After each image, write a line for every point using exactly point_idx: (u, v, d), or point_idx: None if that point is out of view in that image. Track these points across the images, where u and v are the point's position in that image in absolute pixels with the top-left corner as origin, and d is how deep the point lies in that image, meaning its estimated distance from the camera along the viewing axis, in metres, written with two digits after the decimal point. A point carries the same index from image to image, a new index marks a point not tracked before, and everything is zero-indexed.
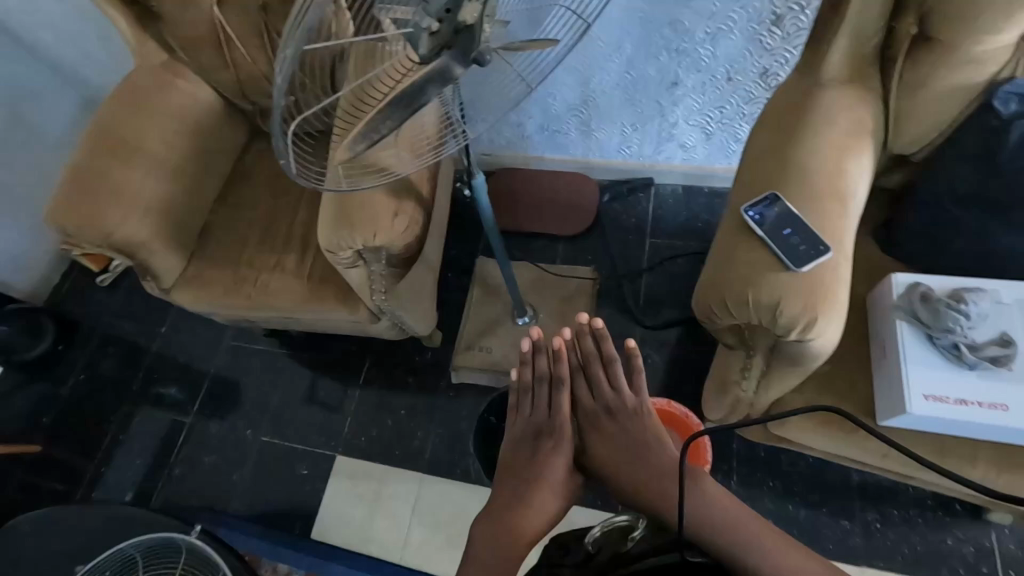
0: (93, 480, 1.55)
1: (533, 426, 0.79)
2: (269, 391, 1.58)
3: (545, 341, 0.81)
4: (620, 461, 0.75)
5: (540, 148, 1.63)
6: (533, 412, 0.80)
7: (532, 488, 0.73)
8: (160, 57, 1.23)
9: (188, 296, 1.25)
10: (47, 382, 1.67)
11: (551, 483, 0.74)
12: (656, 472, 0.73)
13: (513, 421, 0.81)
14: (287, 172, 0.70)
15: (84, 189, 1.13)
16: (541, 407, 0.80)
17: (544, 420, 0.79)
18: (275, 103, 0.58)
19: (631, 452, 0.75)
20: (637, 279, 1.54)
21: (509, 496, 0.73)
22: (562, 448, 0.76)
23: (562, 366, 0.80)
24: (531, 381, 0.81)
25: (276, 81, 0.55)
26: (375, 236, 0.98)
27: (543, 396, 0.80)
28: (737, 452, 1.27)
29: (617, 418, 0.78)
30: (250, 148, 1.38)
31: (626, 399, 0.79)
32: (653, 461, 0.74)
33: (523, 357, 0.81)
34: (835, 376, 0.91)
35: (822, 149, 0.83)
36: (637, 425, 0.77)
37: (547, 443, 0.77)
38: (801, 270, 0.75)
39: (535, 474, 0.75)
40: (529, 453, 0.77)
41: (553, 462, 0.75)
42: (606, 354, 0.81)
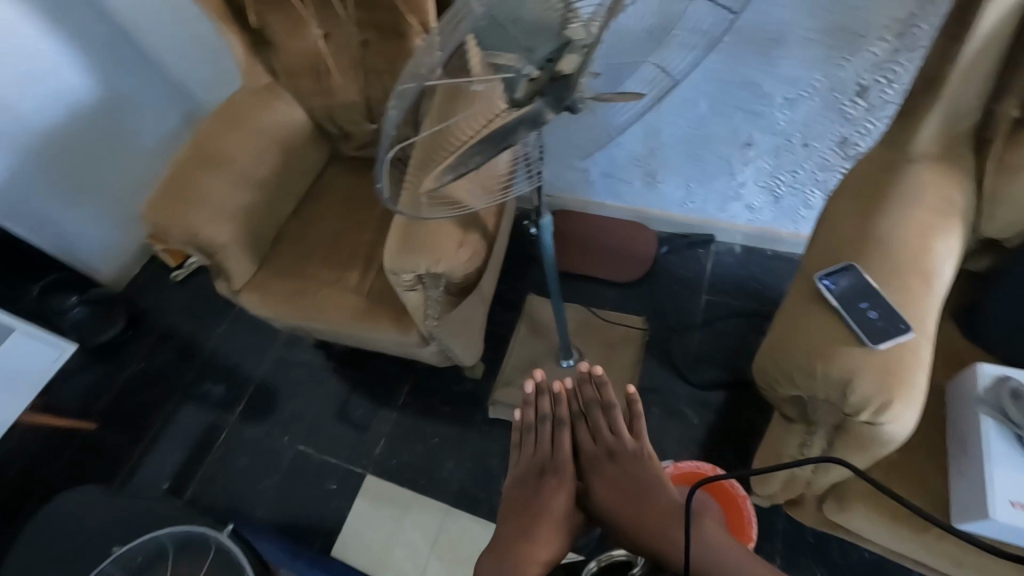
0: (136, 463, 1.61)
1: (535, 464, 0.84)
2: (311, 400, 1.62)
3: (547, 383, 0.88)
4: (623, 502, 0.77)
5: (601, 194, 1.65)
6: (535, 451, 0.85)
7: (534, 524, 0.76)
8: (265, 80, 1.35)
9: (252, 300, 1.31)
10: (111, 364, 1.77)
11: (554, 518, 0.76)
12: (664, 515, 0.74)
13: (517, 459, 0.86)
14: (381, 194, 0.76)
15: (178, 191, 1.22)
16: (544, 446, 0.85)
17: (546, 459, 0.84)
18: (383, 135, 0.61)
19: (635, 493, 0.77)
20: (688, 335, 1.50)
21: (512, 533, 0.76)
22: (563, 486, 0.80)
23: (563, 408, 0.87)
24: (534, 421, 0.87)
25: (388, 113, 0.57)
26: (437, 262, 1.00)
27: (545, 435, 0.86)
28: (783, 533, 1.18)
29: (618, 462, 0.81)
30: (329, 168, 1.47)
31: (627, 443, 0.82)
32: (658, 503, 0.76)
33: (527, 399, 0.87)
34: (905, 465, 0.84)
35: (906, 224, 0.80)
36: (638, 468, 0.80)
37: (550, 481, 0.81)
38: (878, 347, 0.71)
39: (535, 510, 0.78)
40: (531, 490, 0.81)
41: (555, 500, 0.79)
42: (606, 399, 0.86)
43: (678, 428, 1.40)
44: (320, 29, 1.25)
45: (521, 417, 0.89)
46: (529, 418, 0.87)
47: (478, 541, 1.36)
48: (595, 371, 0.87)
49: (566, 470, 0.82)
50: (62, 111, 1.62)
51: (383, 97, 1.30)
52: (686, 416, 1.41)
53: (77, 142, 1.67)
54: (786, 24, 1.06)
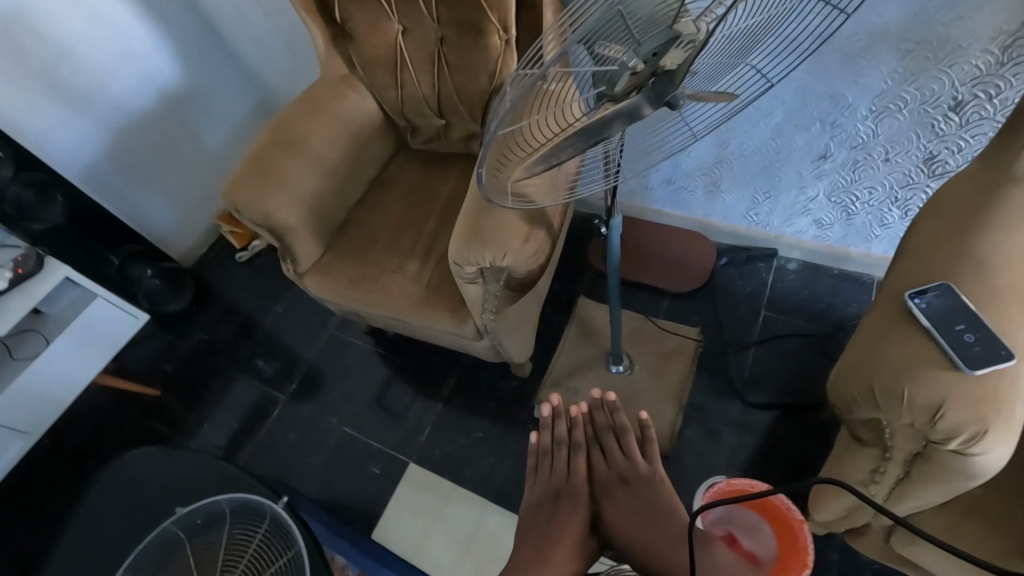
0: (193, 431, 1.69)
1: (553, 488, 0.94)
2: (359, 385, 1.66)
3: (563, 407, 0.99)
4: (635, 526, 0.87)
5: (661, 201, 1.63)
6: (552, 475, 0.95)
7: (549, 547, 0.87)
8: (342, 71, 1.40)
9: (315, 283, 1.36)
10: (176, 335, 1.87)
11: (569, 541, 0.88)
12: (671, 537, 0.85)
13: (537, 483, 0.95)
14: (477, 180, 0.76)
15: (256, 173, 1.28)
16: (558, 469, 0.95)
17: (562, 482, 0.94)
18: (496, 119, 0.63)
19: (647, 518, 0.87)
20: (743, 351, 1.46)
21: (531, 555, 0.86)
22: (578, 510, 0.90)
23: (578, 430, 0.98)
24: (550, 444, 0.98)
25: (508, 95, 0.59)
26: (503, 256, 1.01)
27: (560, 459, 0.96)
28: (837, 565, 1.13)
29: (629, 485, 0.91)
30: (394, 160, 1.51)
31: (639, 467, 0.93)
32: (666, 526, 0.86)
33: (544, 423, 0.99)
34: (988, 501, 0.79)
35: (1009, 246, 0.75)
36: (647, 490, 0.90)
37: (566, 504, 0.91)
38: (974, 372, 0.67)
39: (552, 531, 0.89)
40: (549, 514, 0.91)
41: (571, 523, 0.89)
42: (618, 424, 0.97)
43: (728, 444, 1.35)
44: (399, 23, 1.29)
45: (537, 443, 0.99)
46: (546, 443, 0.98)
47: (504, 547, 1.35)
48: (607, 399, 0.99)
49: (581, 493, 0.92)
50: (151, 92, 1.73)
51: (455, 93, 1.33)
52: (737, 434, 1.36)
53: (163, 125, 1.78)
54: (880, 32, 1.01)
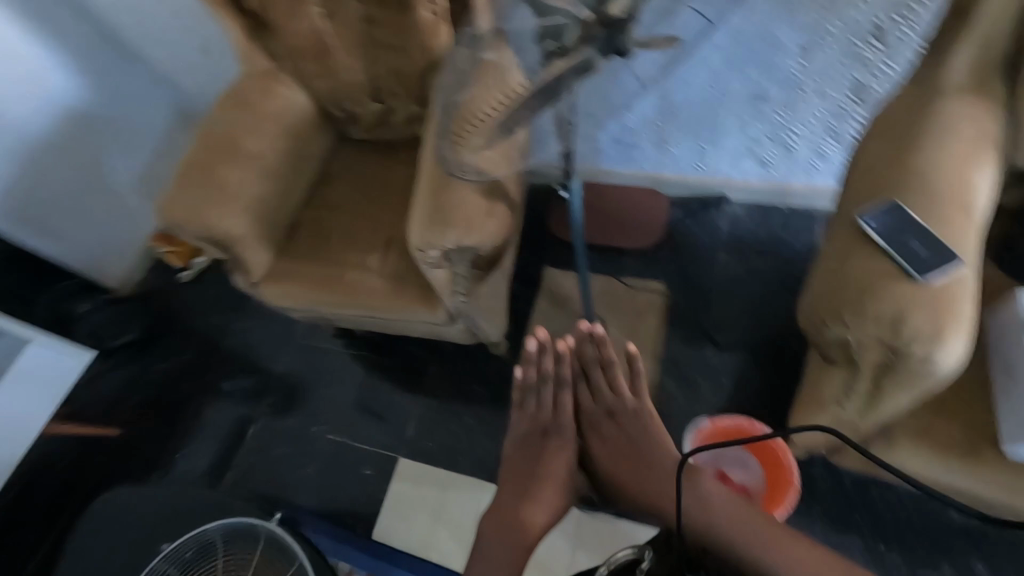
0: (167, 465, 1.60)
1: (540, 426, 0.96)
2: (336, 390, 1.61)
3: (550, 342, 0.93)
4: (621, 458, 0.93)
5: (611, 161, 1.64)
6: (538, 414, 0.96)
7: (539, 484, 0.92)
8: (265, 63, 1.31)
9: (274, 292, 1.30)
10: (130, 370, 1.76)
11: (558, 476, 0.93)
12: (657, 472, 0.90)
13: (523, 421, 0.97)
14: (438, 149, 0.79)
15: (191, 185, 1.20)
16: (545, 406, 0.96)
17: (549, 421, 0.96)
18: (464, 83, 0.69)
19: (636, 455, 0.92)
20: (709, 296, 1.51)
21: (518, 493, 0.91)
22: (566, 445, 0.95)
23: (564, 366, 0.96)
24: (536, 381, 0.95)
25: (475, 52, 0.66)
26: (467, 235, 0.99)
27: (546, 397, 0.96)
28: (821, 482, 1.20)
29: (616, 419, 0.95)
30: (336, 153, 1.45)
31: (627, 401, 0.95)
32: (653, 461, 0.91)
33: (529, 359, 0.94)
34: (951, 399, 0.85)
35: (945, 158, 0.80)
36: (634, 424, 0.94)
37: (554, 442, 0.95)
38: (927, 282, 0.71)
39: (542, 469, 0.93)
40: (539, 451, 0.95)
41: (559, 458, 0.94)
42: (606, 358, 0.95)
43: (707, 388, 1.40)
44: (319, 6, 1.22)
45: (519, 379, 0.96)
46: (531, 380, 0.95)
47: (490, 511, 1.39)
48: (595, 332, 0.95)
49: (569, 430, 0.95)
50: (52, 112, 1.58)
51: (390, 74, 1.27)
52: (715, 377, 1.41)
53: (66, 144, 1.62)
54: None
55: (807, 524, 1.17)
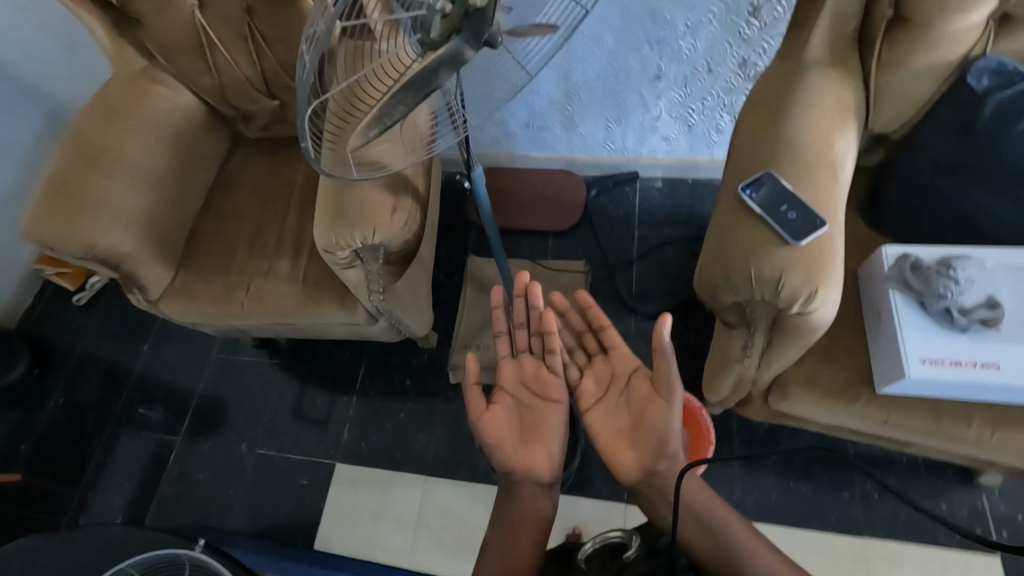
0: (79, 506, 1.48)
1: (524, 386, 0.91)
2: (261, 405, 1.55)
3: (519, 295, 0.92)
4: (605, 421, 0.87)
5: (524, 145, 1.65)
6: (515, 376, 0.91)
7: (529, 446, 0.85)
8: (140, 62, 1.21)
9: (177, 308, 1.22)
10: (24, 410, 1.60)
11: (544, 444, 0.86)
12: (649, 433, 0.82)
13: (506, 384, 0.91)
14: (303, 152, 0.70)
15: (62, 200, 1.09)
16: (526, 365, 0.92)
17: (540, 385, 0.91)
18: (300, 79, 0.59)
19: (625, 418, 0.86)
20: (628, 270, 1.56)
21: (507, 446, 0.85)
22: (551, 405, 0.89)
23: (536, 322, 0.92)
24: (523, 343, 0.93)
25: (306, 55, 0.57)
26: (374, 232, 0.97)
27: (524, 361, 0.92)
28: (737, 433, 1.30)
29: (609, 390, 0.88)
30: (234, 155, 1.37)
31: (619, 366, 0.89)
32: (641, 423, 0.84)
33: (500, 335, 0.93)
34: (833, 346, 0.93)
35: (810, 127, 0.86)
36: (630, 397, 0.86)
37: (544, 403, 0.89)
38: (800, 244, 0.77)
39: (528, 435, 0.87)
40: (527, 419, 0.88)
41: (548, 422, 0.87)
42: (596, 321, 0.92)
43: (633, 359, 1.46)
44: None
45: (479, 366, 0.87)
46: (508, 346, 0.93)
47: (434, 503, 1.39)
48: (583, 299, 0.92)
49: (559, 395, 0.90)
50: None
51: (281, 68, 1.21)
52: (637, 349, 1.47)
53: None
54: None
55: (728, 474, 1.26)
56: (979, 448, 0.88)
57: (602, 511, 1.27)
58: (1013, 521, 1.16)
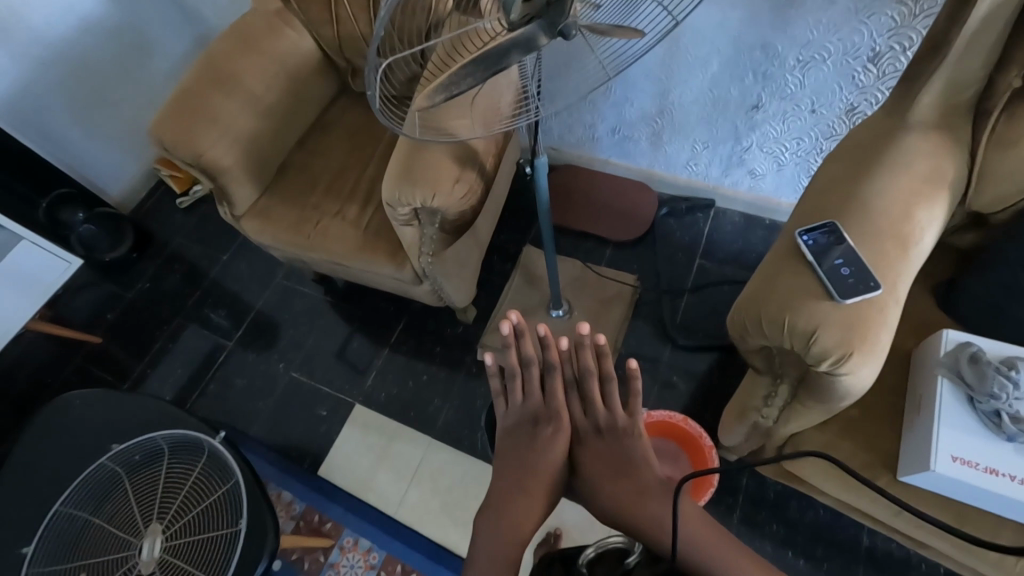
0: (138, 378, 1.68)
1: (527, 414, 0.69)
2: (306, 334, 1.67)
3: (527, 325, 0.69)
4: (599, 477, 0.64)
5: (606, 151, 1.65)
6: (525, 400, 0.69)
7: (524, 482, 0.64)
8: (275, 4, 1.34)
9: (255, 227, 1.35)
10: (117, 284, 1.83)
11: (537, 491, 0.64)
12: (640, 488, 0.62)
13: (503, 409, 0.70)
14: (370, 104, 0.72)
15: (185, 110, 1.24)
16: (535, 391, 0.69)
17: (536, 415, 0.68)
18: (374, 36, 0.59)
19: None
20: (678, 297, 1.53)
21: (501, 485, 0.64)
22: (561, 437, 0.66)
23: (552, 355, 0.68)
24: (513, 375, 0.69)
25: (382, 14, 0.57)
26: (434, 197, 1.03)
27: (532, 379, 0.69)
28: (745, 488, 1.25)
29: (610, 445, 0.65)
30: (336, 103, 1.48)
31: (619, 419, 0.67)
32: (639, 477, 0.63)
33: (503, 346, 0.68)
34: (861, 421, 0.87)
35: (893, 189, 0.82)
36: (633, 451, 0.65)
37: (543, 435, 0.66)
38: (845, 303, 0.74)
39: (519, 460, 0.65)
40: (521, 443, 0.67)
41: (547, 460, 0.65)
42: (604, 371, 0.69)
43: (659, 387, 1.44)
44: None
45: (494, 361, 0.69)
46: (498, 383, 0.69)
47: (433, 467, 1.45)
48: (596, 341, 0.68)
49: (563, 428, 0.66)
50: (74, 24, 1.61)
51: None
52: (667, 376, 1.45)
53: (98, 59, 1.69)
54: None
55: (723, 523, 1.22)
56: (996, 570, 0.80)
57: (586, 521, 1.28)
58: None
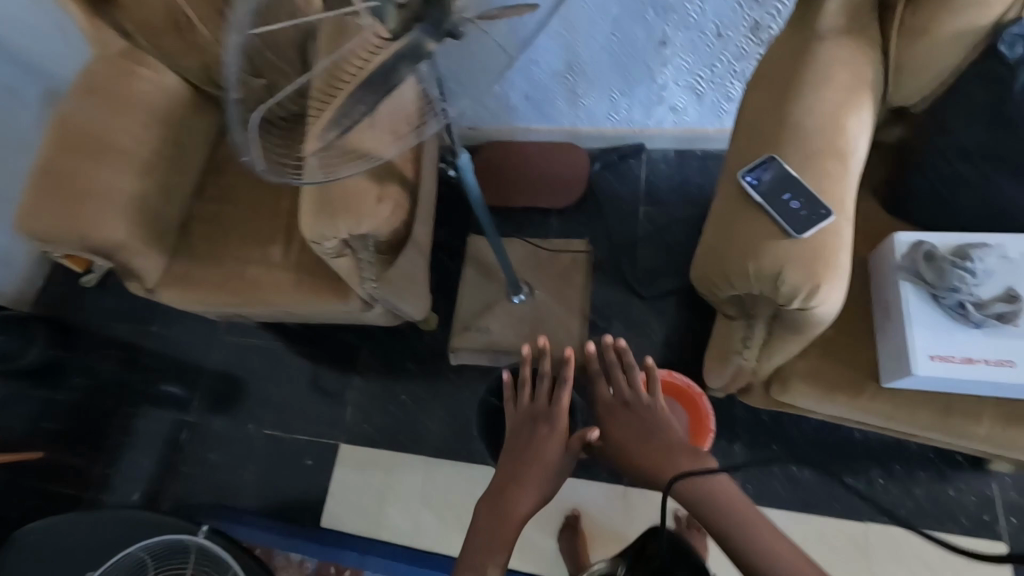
0: (100, 482, 1.54)
1: (531, 413, 0.81)
2: (269, 386, 1.57)
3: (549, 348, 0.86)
4: (626, 443, 0.78)
5: (526, 119, 1.58)
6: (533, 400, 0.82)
7: (532, 465, 0.76)
8: (120, 44, 1.17)
9: (174, 295, 1.22)
10: (43, 388, 1.65)
11: (546, 470, 0.76)
12: (662, 446, 0.76)
13: (513, 410, 0.84)
14: (255, 166, 0.75)
15: (54, 190, 1.08)
16: (543, 396, 0.82)
17: (539, 409, 0.82)
18: (229, 88, 0.63)
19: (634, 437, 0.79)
20: (633, 250, 1.52)
21: (506, 476, 0.76)
22: (559, 431, 0.79)
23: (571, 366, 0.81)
24: (529, 379, 0.84)
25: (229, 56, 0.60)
26: (359, 223, 0.94)
27: (545, 385, 0.83)
28: (740, 419, 1.28)
29: (630, 413, 0.80)
30: (226, 137, 1.34)
31: (641, 396, 0.82)
32: (658, 441, 0.77)
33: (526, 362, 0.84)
34: (838, 340, 0.88)
35: (820, 106, 0.80)
36: (649, 419, 0.80)
37: (543, 428, 0.79)
38: (802, 237, 0.72)
39: (529, 451, 0.78)
40: (526, 438, 0.79)
41: (550, 447, 0.78)
42: (626, 362, 0.85)
43: (637, 342, 1.43)
44: None
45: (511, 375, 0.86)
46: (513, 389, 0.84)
47: (438, 484, 1.41)
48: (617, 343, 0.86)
49: (561, 419, 0.79)
50: None
51: None
52: (642, 330, 1.44)
53: None
54: None
55: (728, 458, 1.26)
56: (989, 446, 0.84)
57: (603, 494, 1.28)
58: (1021, 509, 1.14)
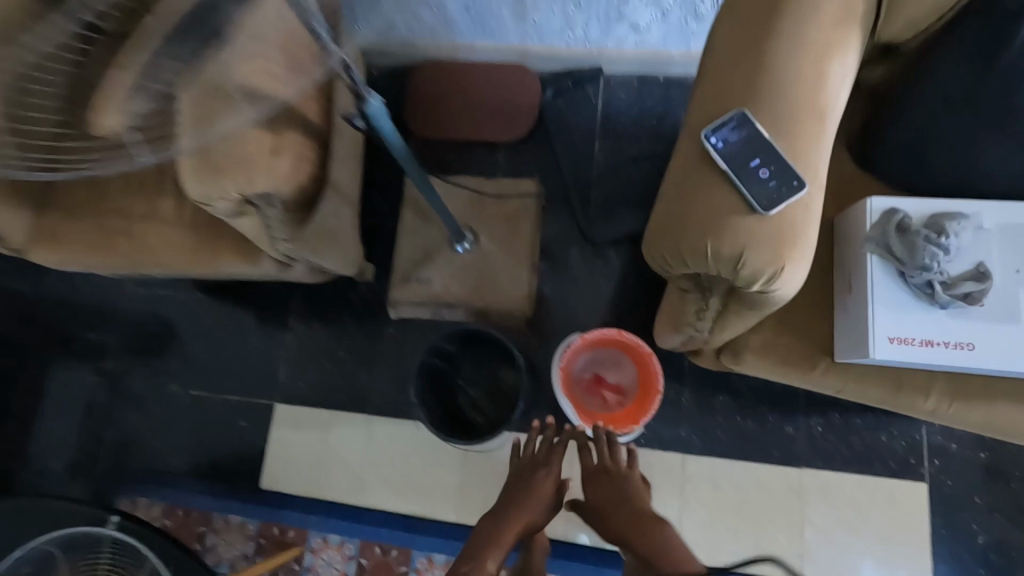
0: (14, 448, 1.44)
1: (527, 463, 1.01)
2: (191, 344, 1.44)
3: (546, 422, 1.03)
4: (608, 506, 0.94)
5: (467, 34, 1.34)
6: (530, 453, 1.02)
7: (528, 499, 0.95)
8: None
9: (46, 256, 1.03)
10: None
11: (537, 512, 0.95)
12: (637, 516, 0.91)
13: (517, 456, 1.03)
14: None
15: None
16: (539, 449, 1.02)
17: (536, 458, 1.01)
18: None
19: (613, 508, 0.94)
20: (587, 191, 1.39)
21: (504, 506, 0.95)
22: (550, 478, 0.98)
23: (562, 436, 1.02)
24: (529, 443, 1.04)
25: None
26: (251, 182, 0.78)
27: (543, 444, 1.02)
28: (689, 371, 1.26)
29: (613, 477, 0.96)
30: None
31: (628, 468, 0.97)
32: (631, 502, 0.93)
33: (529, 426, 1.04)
34: (794, 311, 0.82)
35: (801, 46, 0.66)
36: (628, 486, 0.95)
37: (540, 474, 0.98)
38: (768, 214, 0.63)
39: (528, 488, 0.97)
40: (523, 491, 0.97)
41: (544, 487, 0.97)
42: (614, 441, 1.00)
43: (588, 292, 1.35)
44: None
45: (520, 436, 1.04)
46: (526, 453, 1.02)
47: (380, 442, 1.35)
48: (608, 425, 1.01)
49: (554, 468, 0.99)
50: None
51: None
52: (594, 280, 1.35)
53: None
54: None
55: (675, 410, 1.25)
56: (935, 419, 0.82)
57: None
58: (945, 451, 1.19)
